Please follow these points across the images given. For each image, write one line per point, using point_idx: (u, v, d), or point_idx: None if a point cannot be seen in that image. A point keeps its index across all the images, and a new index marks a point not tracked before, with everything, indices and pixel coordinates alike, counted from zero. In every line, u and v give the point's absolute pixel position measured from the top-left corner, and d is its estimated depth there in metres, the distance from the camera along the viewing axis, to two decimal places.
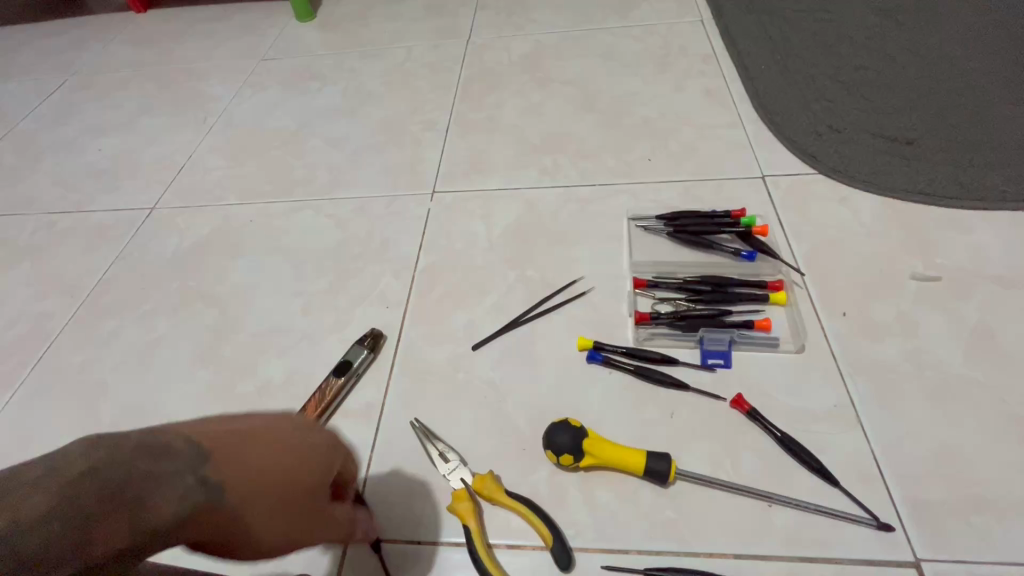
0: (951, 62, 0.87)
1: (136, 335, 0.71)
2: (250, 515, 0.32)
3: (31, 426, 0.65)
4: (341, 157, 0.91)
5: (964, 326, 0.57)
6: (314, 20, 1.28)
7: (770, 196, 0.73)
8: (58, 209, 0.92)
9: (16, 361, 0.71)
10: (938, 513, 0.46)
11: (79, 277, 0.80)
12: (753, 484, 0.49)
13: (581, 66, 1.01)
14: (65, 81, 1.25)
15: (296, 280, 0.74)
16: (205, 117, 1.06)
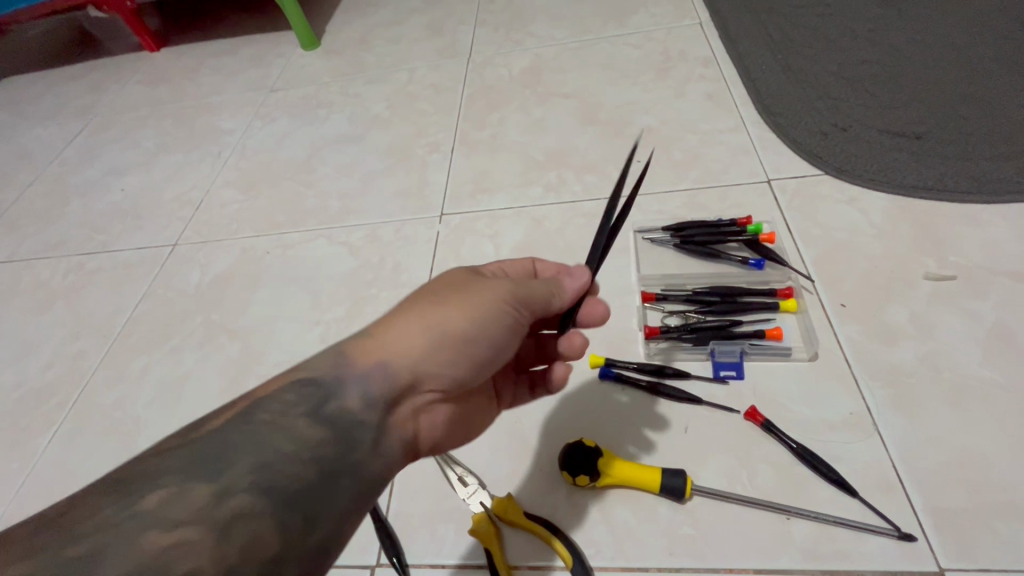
0: (956, 50, 0.86)
1: (165, 371, 0.74)
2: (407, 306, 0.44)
3: (72, 464, 0.68)
4: (350, 184, 0.94)
5: (981, 326, 0.56)
6: (318, 47, 1.32)
7: (776, 200, 0.73)
8: (87, 250, 0.97)
9: (56, 401, 0.75)
10: (960, 519, 0.46)
11: (110, 315, 0.84)
12: (770, 497, 0.49)
13: (581, 77, 1.02)
14: (88, 122, 1.30)
15: (313, 310, 0.76)
16: (219, 151, 1.10)
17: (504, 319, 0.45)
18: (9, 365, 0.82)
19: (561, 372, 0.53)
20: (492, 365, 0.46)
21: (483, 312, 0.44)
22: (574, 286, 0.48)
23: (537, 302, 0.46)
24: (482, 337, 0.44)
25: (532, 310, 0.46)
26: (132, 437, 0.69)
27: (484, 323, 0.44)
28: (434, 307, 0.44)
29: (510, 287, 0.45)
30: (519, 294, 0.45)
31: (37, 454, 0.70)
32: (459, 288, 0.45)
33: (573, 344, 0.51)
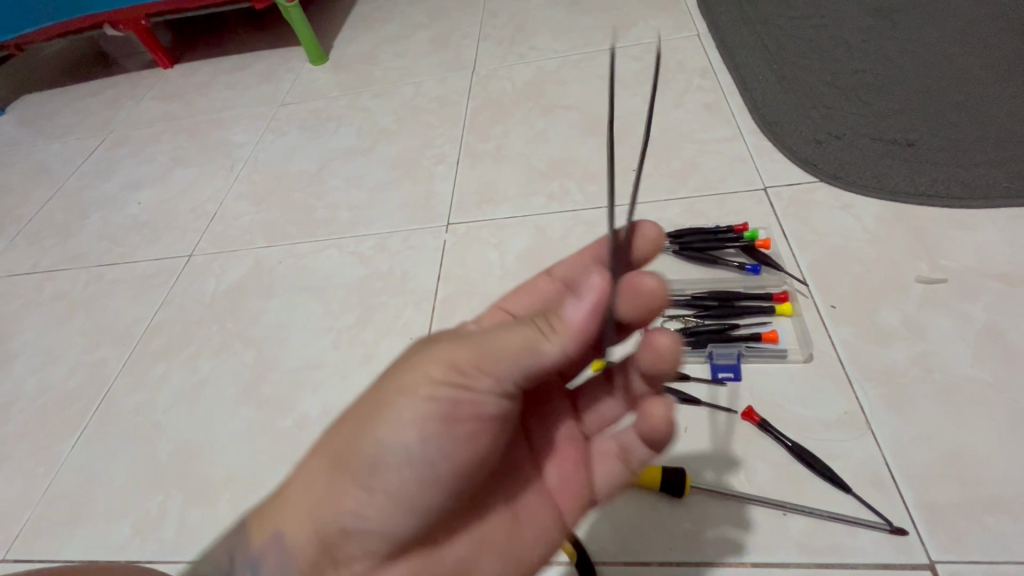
0: (948, 59, 0.88)
1: (183, 378, 0.77)
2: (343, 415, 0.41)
3: (95, 468, 0.71)
4: (359, 195, 0.97)
5: (971, 327, 0.58)
6: (327, 62, 1.35)
7: (772, 207, 0.75)
8: (105, 261, 1.00)
9: (79, 408, 0.78)
10: (950, 513, 0.48)
11: (130, 324, 0.87)
12: (766, 494, 0.51)
13: (582, 90, 1.05)
14: (105, 138, 1.35)
15: (325, 317, 0.79)
16: (232, 164, 1.13)
17: (417, 417, 0.37)
18: (33, 373, 0.85)
19: (661, 411, 0.42)
20: (450, 466, 0.39)
21: (385, 415, 0.38)
22: (576, 313, 0.39)
23: (495, 364, 0.37)
24: (400, 448, 0.38)
25: (468, 388, 0.38)
26: (152, 441, 0.71)
27: (389, 431, 0.38)
28: (343, 424, 0.40)
29: (424, 366, 0.38)
30: (439, 373, 0.37)
31: (61, 458, 0.73)
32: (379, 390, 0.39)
33: (659, 351, 0.41)
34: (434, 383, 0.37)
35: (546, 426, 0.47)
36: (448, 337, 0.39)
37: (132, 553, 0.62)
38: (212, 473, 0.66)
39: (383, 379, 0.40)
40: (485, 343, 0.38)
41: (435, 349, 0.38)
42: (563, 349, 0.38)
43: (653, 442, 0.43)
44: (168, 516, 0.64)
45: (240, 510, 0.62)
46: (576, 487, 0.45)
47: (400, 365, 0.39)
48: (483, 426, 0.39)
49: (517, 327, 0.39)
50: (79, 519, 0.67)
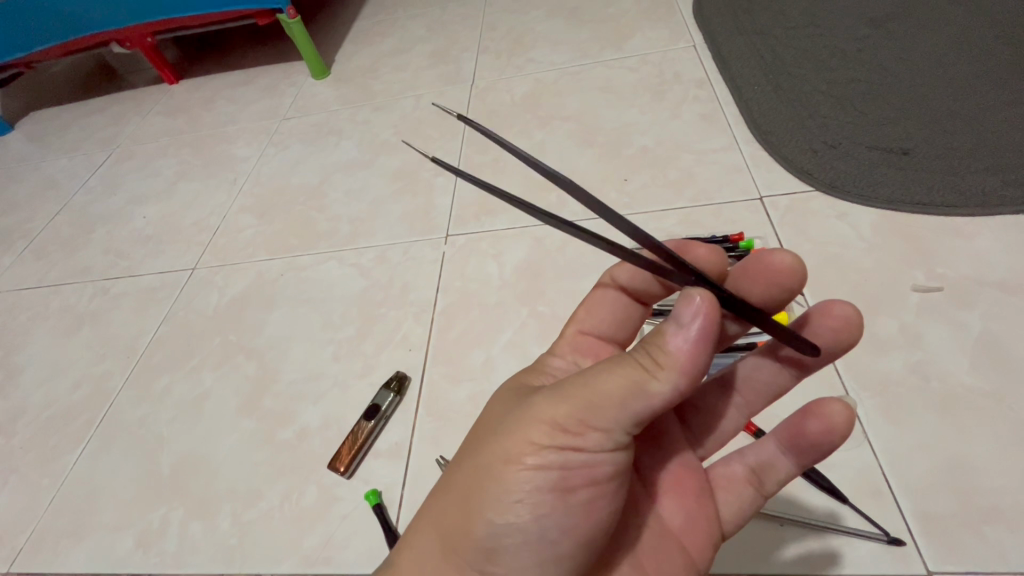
0: (943, 67, 0.89)
1: (185, 390, 0.78)
2: (450, 481, 0.41)
3: (99, 479, 0.72)
4: (360, 208, 0.98)
5: (968, 335, 0.58)
6: (328, 76, 1.37)
7: (769, 216, 0.76)
8: (111, 275, 1.01)
9: (83, 420, 0.79)
10: (947, 524, 0.48)
11: (134, 337, 0.88)
12: (763, 506, 0.52)
13: (580, 101, 1.06)
14: (111, 153, 1.37)
15: (326, 329, 0.79)
16: (235, 178, 1.15)
17: (534, 485, 0.38)
18: (38, 386, 0.86)
19: (841, 409, 0.43)
20: (578, 524, 0.39)
21: (496, 489, 0.38)
22: (680, 344, 0.36)
23: (599, 416, 0.36)
24: (518, 519, 0.38)
25: (576, 447, 0.37)
26: (154, 454, 0.72)
27: (505, 502, 0.38)
28: (446, 502, 0.40)
29: (527, 432, 0.38)
30: (546, 436, 0.37)
31: (66, 470, 0.74)
32: (488, 456, 0.39)
33: (840, 319, 0.42)
34: (543, 449, 0.37)
35: (657, 460, 0.47)
36: (545, 395, 0.39)
37: (135, 565, 0.63)
38: (214, 485, 0.67)
39: (482, 451, 0.40)
40: (587, 396, 0.37)
41: (535, 411, 0.38)
42: (674, 386, 0.36)
43: (830, 441, 0.43)
44: (169, 529, 0.65)
45: (241, 522, 0.63)
46: (702, 520, 0.45)
47: (499, 436, 0.39)
48: (599, 479, 0.38)
49: (612, 365, 0.37)
50: (82, 531, 0.67)
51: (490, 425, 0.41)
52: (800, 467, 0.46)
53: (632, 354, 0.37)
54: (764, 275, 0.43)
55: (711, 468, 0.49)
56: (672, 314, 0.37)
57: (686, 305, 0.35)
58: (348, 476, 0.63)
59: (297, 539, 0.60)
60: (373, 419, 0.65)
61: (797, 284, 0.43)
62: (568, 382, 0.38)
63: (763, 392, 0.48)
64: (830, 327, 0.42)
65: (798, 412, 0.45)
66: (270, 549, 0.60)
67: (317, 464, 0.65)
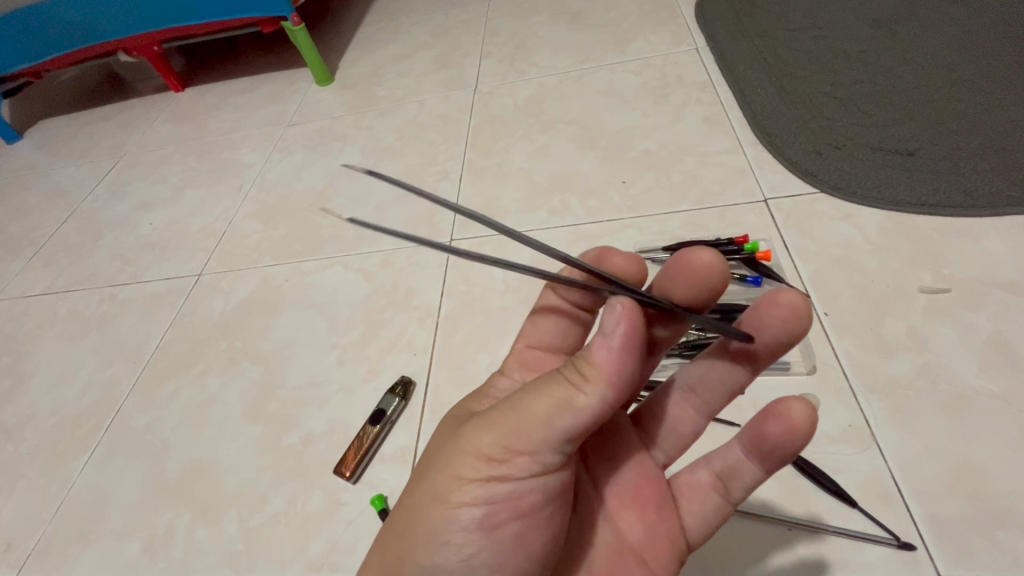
0: (949, 68, 0.89)
1: (191, 395, 0.78)
2: (395, 512, 0.43)
3: (105, 485, 0.72)
4: (365, 212, 0.98)
5: (977, 337, 0.58)
6: (333, 82, 1.38)
7: (773, 218, 0.75)
8: (117, 281, 1.02)
9: (91, 426, 0.80)
10: (958, 528, 0.47)
11: (140, 343, 0.89)
12: (772, 509, 0.51)
13: (583, 105, 1.06)
14: (118, 160, 1.38)
15: (330, 334, 0.80)
16: (240, 184, 1.16)
17: (463, 521, 0.38)
18: (46, 392, 0.87)
19: (804, 408, 0.40)
20: (512, 551, 0.39)
21: (428, 525, 0.39)
22: (605, 355, 0.36)
23: (523, 441, 0.36)
24: (453, 552, 0.39)
25: (504, 474, 0.37)
26: (161, 459, 0.72)
27: (439, 537, 0.39)
28: (390, 539, 0.42)
29: (456, 465, 0.38)
30: (473, 468, 0.38)
31: (72, 477, 0.74)
32: (422, 489, 0.40)
33: (781, 307, 0.40)
34: (471, 482, 0.38)
35: (614, 473, 0.47)
36: (472, 425, 0.39)
37: (141, 571, 0.63)
38: (220, 491, 0.67)
39: (417, 487, 0.41)
40: (511, 422, 0.37)
41: (462, 444, 0.39)
42: (598, 399, 0.36)
43: (792, 442, 0.41)
44: (175, 535, 0.65)
45: (247, 528, 0.63)
46: (663, 533, 0.45)
47: (432, 469, 0.40)
48: (527, 510, 0.39)
49: (536, 388, 0.37)
50: (89, 537, 0.68)
51: (428, 459, 0.42)
52: (767, 474, 0.44)
53: (557, 375, 0.37)
54: (684, 274, 0.41)
55: (678, 475, 0.48)
56: (597, 327, 0.37)
57: (608, 315, 0.36)
58: (354, 481, 0.63)
59: (302, 545, 0.60)
60: (379, 424, 0.65)
61: (721, 279, 0.41)
62: (495, 409, 0.39)
63: (719, 391, 0.46)
64: (777, 317, 0.40)
65: (760, 413, 0.43)
66: (276, 554, 0.60)
67: (321, 469, 0.65)
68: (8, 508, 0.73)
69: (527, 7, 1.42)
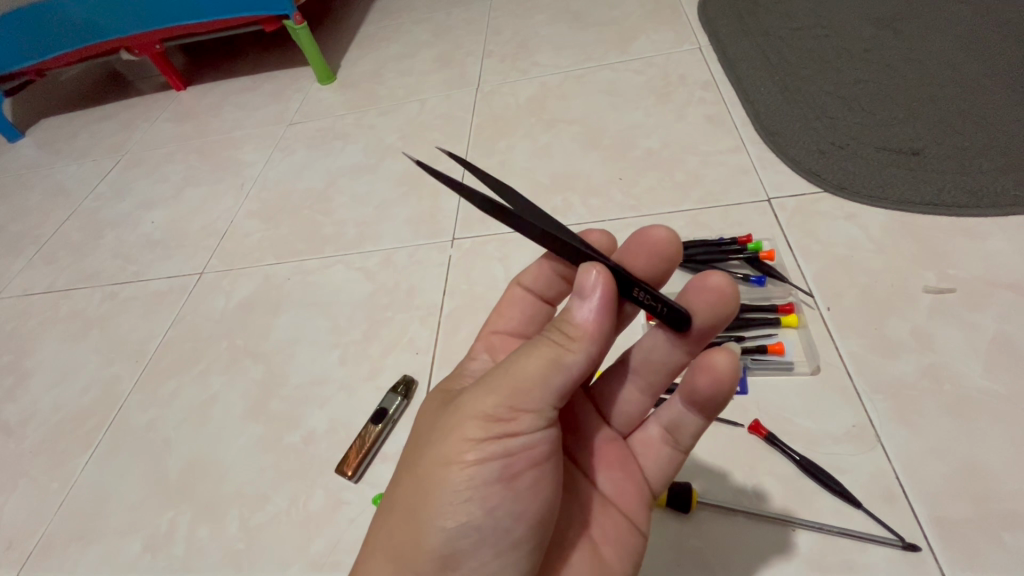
0: (952, 66, 0.88)
1: (193, 394, 0.78)
2: (396, 496, 0.41)
3: (107, 484, 0.72)
4: (367, 211, 0.98)
5: (981, 337, 0.58)
6: (334, 81, 1.38)
7: (776, 217, 0.75)
8: (119, 280, 1.02)
9: (92, 424, 0.80)
10: (964, 528, 0.47)
11: (142, 341, 0.89)
12: (775, 510, 0.51)
13: (585, 104, 1.06)
14: (120, 159, 1.38)
15: (331, 333, 0.79)
16: (242, 182, 1.16)
17: (478, 480, 0.38)
18: (48, 390, 0.87)
19: (725, 358, 0.42)
20: (527, 509, 0.40)
21: (436, 494, 0.39)
22: (587, 314, 0.38)
23: (524, 397, 0.38)
24: (465, 520, 0.38)
25: (510, 431, 0.38)
26: (162, 457, 0.72)
27: (449, 505, 0.38)
28: (391, 522, 0.40)
29: (458, 431, 0.39)
30: (481, 429, 0.38)
31: (74, 475, 0.74)
32: (428, 462, 0.39)
33: (714, 289, 0.41)
34: (481, 442, 0.38)
35: (582, 439, 0.48)
36: (470, 392, 0.40)
37: (143, 569, 0.63)
38: (222, 489, 0.67)
39: (419, 462, 0.40)
40: (508, 381, 0.38)
41: (463, 410, 0.39)
42: (587, 355, 0.39)
43: (719, 393, 0.43)
44: (177, 533, 0.65)
45: (249, 526, 0.63)
46: (633, 488, 0.47)
47: (436, 440, 0.40)
48: (540, 460, 0.40)
49: (527, 348, 0.39)
50: (91, 535, 0.67)
51: (423, 436, 0.42)
52: (707, 423, 0.46)
53: (546, 335, 0.39)
54: (646, 248, 0.44)
55: (632, 437, 0.50)
56: (575, 289, 0.39)
57: (586, 277, 0.38)
58: (355, 480, 0.63)
59: (304, 543, 0.60)
60: (381, 423, 0.65)
61: (676, 253, 0.44)
62: (492, 374, 0.39)
63: (660, 370, 0.47)
64: (706, 300, 0.41)
65: (689, 370, 0.44)
66: (277, 553, 0.60)
67: (323, 468, 0.65)
68: (10, 507, 0.73)
69: (529, 6, 1.42)
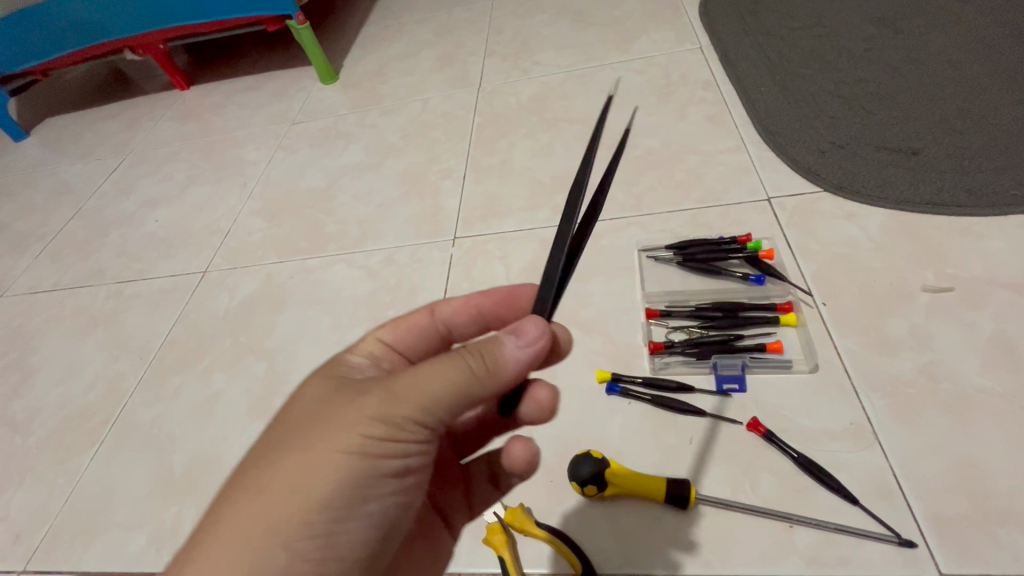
0: (952, 66, 0.89)
1: (197, 391, 0.79)
2: (263, 481, 0.35)
3: (113, 479, 0.73)
4: (368, 210, 0.99)
5: (979, 335, 0.58)
6: (337, 80, 1.38)
7: (777, 216, 0.75)
8: (124, 278, 1.03)
9: (97, 421, 0.80)
10: (959, 526, 0.47)
11: (146, 338, 0.90)
12: (774, 506, 0.51)
13: (586, 103, 1.06)
14: (124, 158, 1.39)
15: (334, 331, 0.80)
16: (245, 181, 1.17)
17: (373, 481, 0.36)
18: (54, 387, 0.88)
19: (523, 452, 0.48)
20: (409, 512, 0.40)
21: (300, 502, 0.35)
22: (513, 354, 0.37)
23: (440, 411, 0.36)
24: (325, 533, 0.36)
25: (401, 448, 0.36)
26: (166, 453, 0.73)
27: (306, 520, 0.35)
28: (222, 530, 0.34)
29: (341, 437, 0.35)
30: (386, 433, 0.36)
31: (80, 471, 0.75)
32: (319, 454, 0.35)
33: (546, 410, 0.44)
34: (385, 446, 0.36)
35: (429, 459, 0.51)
36: (380, 391, 0.36)
37: (147, 564, 0.63)
38: None
39: (308, 453, 0.35)
40: (425, 392, 0.36)
41: (373, 409, 0.36)
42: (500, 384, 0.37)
43: (520, 474, 0.49)
44: (181, 528, 0.65)
45: None
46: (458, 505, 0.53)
47: (333, 433, 0.36)
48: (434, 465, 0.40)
49: (439, 365, 0.36)
50: (96, 530, 0.68)
51: (292, 435, 0.37)
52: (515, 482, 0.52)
53: (463, 355, 0.36)
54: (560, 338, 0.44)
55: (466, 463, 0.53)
56: (510, 327, 0.37)
57: (530, 327, 0.37)
58: None
59: None
60: None
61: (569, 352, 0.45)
62: (409, 376, 0.36)
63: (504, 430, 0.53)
64: (532, 410, 0.44)
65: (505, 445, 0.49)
66: None
67: None
68: (17, 501, 0.74)
69: (531, 6, 1.42)
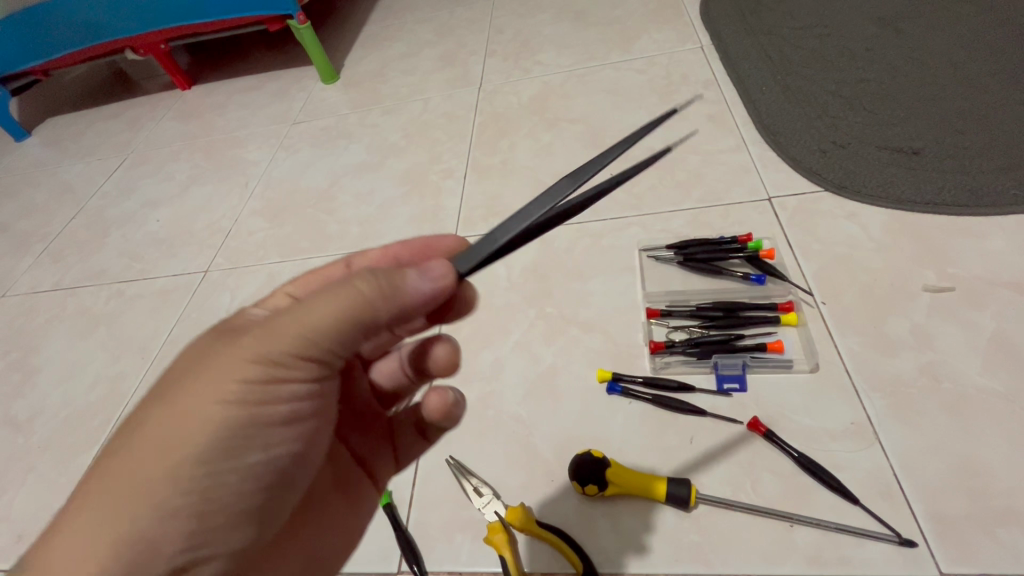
0: (952, 66, 0.88)
1: None
2: (144, 430, 0.36)
3: None
4: (369, 210, 0.99)
5: (980, 335, 0.58)
6: (338, 80, 1.39)
7: (777, 216, 0.75)
8: (125, 278, 1.03)
9: (99, 420, 0.81)
10: (959, 525, 0.47)
11: (148, 338, 0.90)
12: (774, 505, 0.51)
13: (586, 103, 1.06)
14: (125, 158, 1.39)
15: None
16: (246, 181, 1.17)
17: (256, 424, 0.37)
18: (56, 386, 0.88)
19: (437, 402, 0.50)
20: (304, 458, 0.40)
21: (176, 446, 0.35)
22: (404, 289, 0.37)
23: (320, 346, 0.37)
24: (199, 485, 0.35)
25: (283, 388, 0.37)
26: None
27: (183, 465, 0.35)
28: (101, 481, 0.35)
29: (217, 382, 0.36)
30: (263, 371, 0.36)
31: (82, 470, 0.76)
32: (194, 397, 0.36)
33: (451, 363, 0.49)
34: (265, 385, 0.36)
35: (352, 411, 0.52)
36: (258, 332, 0.37)
37: None
38: None
39: (185, 398, 0.36)
40: (303, 327, 0.36)
41: (251, 349, 0.36)
42: (386, 319, 0.38)
43: (442, 422, 0.51)
44: None
45: None
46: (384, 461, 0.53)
47: (210, 376, 0.36)
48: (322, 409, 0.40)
49: (320, 302, 0.36)
50: None
51: (170, 385, 0.37)
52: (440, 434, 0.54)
53: (349, 284, 0.37)
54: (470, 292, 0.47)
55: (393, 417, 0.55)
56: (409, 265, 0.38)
57: (434, 265, 0.38)
58: None
59: None
60: None
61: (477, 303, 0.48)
62: (290, 315, 0.37)
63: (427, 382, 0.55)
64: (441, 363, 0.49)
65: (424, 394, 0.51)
66: None
67: None
68: (19, 501, 0.75)
69: (532, 6, 1.42)
